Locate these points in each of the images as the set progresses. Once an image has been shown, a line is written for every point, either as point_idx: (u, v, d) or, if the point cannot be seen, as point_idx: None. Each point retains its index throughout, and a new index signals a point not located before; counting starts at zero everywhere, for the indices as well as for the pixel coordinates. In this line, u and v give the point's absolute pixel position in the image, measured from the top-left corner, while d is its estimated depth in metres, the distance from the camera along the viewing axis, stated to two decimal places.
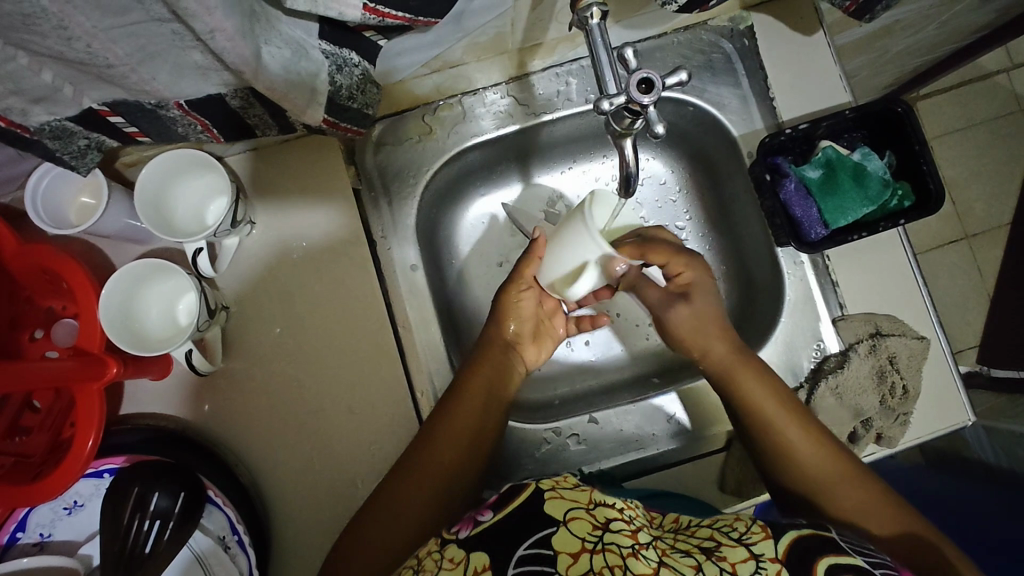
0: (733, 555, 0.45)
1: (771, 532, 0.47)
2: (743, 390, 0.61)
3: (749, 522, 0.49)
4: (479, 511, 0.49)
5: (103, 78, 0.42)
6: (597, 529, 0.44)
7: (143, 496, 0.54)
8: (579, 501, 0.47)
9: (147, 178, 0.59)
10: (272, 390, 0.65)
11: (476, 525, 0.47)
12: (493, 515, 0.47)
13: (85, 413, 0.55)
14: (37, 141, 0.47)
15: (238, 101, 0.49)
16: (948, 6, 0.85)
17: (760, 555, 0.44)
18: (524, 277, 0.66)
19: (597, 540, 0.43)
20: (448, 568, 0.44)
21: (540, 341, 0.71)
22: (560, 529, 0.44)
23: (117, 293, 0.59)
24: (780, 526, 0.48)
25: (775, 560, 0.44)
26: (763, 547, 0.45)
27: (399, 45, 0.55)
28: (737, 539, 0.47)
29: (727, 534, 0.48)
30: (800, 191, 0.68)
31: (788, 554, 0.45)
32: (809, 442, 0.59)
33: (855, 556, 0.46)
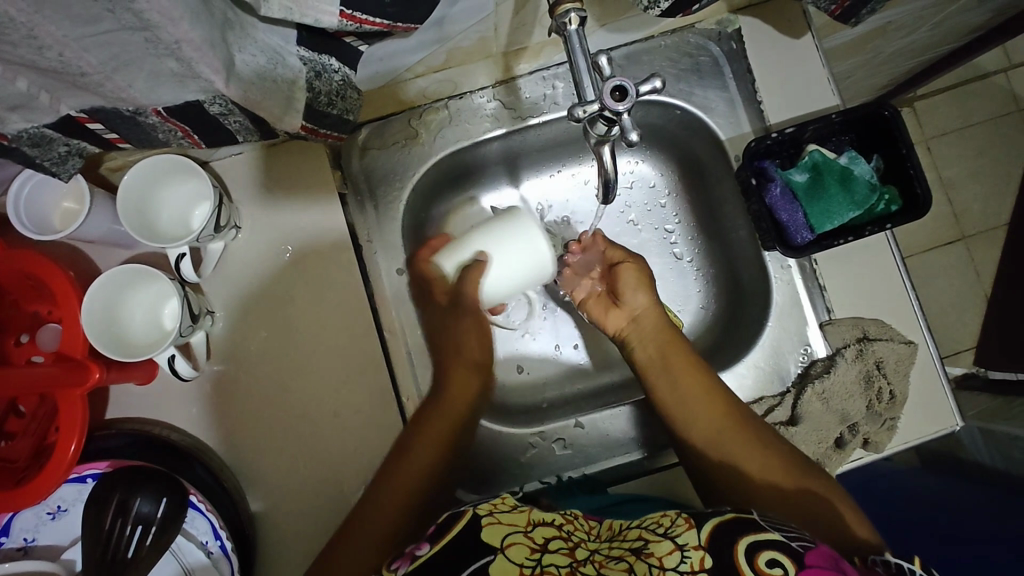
0: (660, 549, 0.44)
1: (694, 522, 0.47)
2: (671, 382, 0.64)
3: (673, 515, 0.48)
4: (417, 545, 0.49)
5: (78, 86, 0.42)
6: (535, 552, 0.46)
7: (125, 502, 0.54)
8: (517, 525, 0.49)
9: (130, 182, 0.59)
10: (257, 395, 0.65)
11: (414, 561, 0.47)
12: (430, 549, 0.47)
13: (66, 419, 0.54)
14: (16, 148, 0.47)
15: (217, 107, 0.49)
16: (942, 6, 0.84)
17: (683, 544, 0.44)
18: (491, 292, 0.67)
19: (534, 564, 0.45)
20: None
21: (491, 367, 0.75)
22: (498, 556, 0.45)
23: (100, 297, 0.59)
24: (703, 514, 0.48)
25: (698, 548, 0.44)
26: (686, 537, 0.45)
27: (381, 50, 0.55)
28: (663, 534, 0.46)
29: (654, 531, 0.47)
30: (785, 196, 0.68)
31: (711, 540, 0.44)
32: (710, 414, 0.62)
33: (773, 531, 0.46)
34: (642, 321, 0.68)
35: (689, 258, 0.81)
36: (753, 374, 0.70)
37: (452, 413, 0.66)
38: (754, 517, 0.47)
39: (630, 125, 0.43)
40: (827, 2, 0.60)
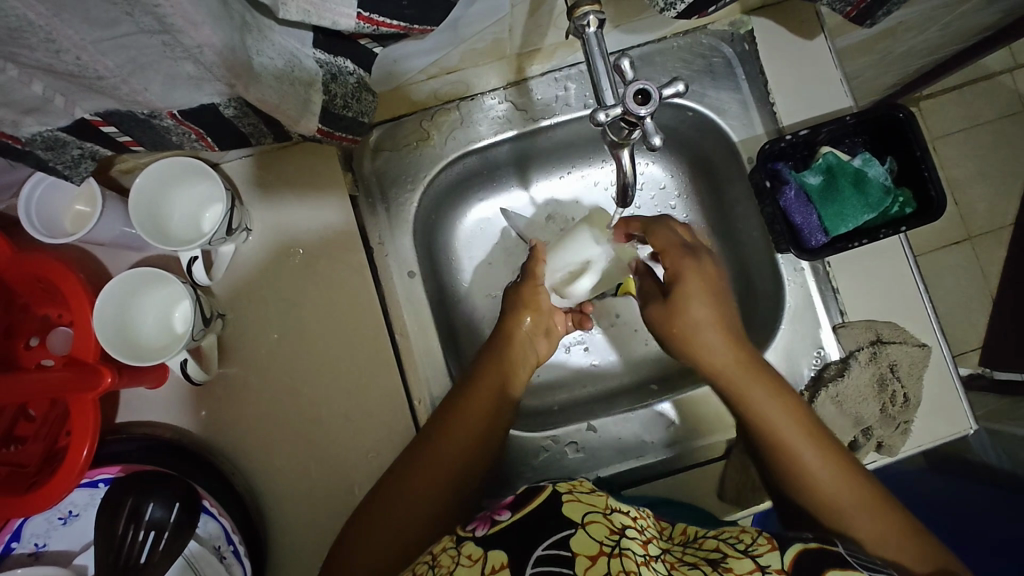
0: (740, 566, 0.45)
1: (777, 544, 0.47)
2: (766, 415, 0.59)
3: (753, 534, 0.49)
4: (496, 511, 0.49)
5: (94, 89, 0.41)
6: (614, 533, 0.45)
7: (138, 506, 0.54)
8: (595, 505, 0.48)
9: (141, 185, 0.59)
10: (269, 399, 0.65)
11: (494, 525, 0.48)
12: (512, 515, 0.48)
13: (79, 424, 0.54)
14: (29, 152, 0.46)
15: (232, 110, 0.48)
16: (952, 6, 0.84)
17: (765, 567, 0.44)
18: (536, 274, 0.69)
19: (614, 545, 0.43)
20: (466, 565, 0.44)
21: (551, 336, 0.71)
22: (579, 530, 0.45)
23: (111, 304, 0.58)
24: (785, 538, 0.48)
25: (780, 572, 0.44)
26: (768, 559, 0.45)
27: (395, 52, 0.54)
28: (742, 551, 0.47)
29: (733, 545, 0.48)
30: (800, 198, 0.67)
31: (795, 564, 0.45)
32: (825, 459, 0.57)
33: (862, 570, 0.46)
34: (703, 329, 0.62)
35: None
36: None
37: (484, 417, 0.61)
38: (839, 550, 0.48)
39: (653, 129, 0.43)
40: (842, 4, 0.59)
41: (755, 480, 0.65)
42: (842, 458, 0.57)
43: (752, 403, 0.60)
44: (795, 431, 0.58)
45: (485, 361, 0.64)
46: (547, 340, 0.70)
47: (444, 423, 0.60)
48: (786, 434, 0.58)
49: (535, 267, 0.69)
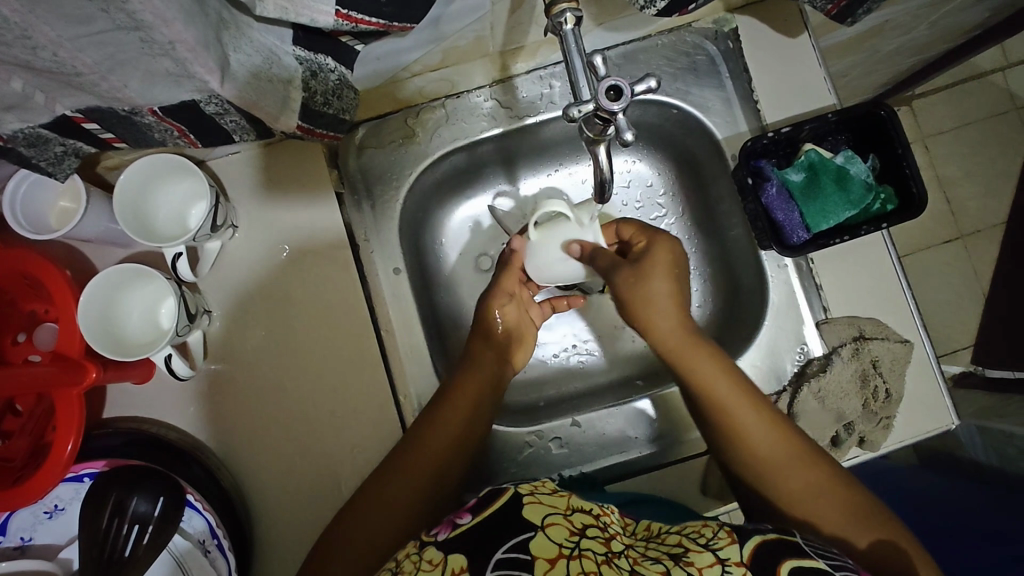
0: (701, 559, 0.46)
1: (736, 538, 0.48)
2: (707, 387, 0.60)
3: (715, 528, 0.50)
4: (458, 514, 0.49)
5: (74, 86, 0.42)
6: (574, 534, 0.46)
7: (121, 501, 0.54)
8: (557, 506, 0.49)
9: (126, 182, 0.59)
10: (255, 394, 0.65)
11: (455, 528, 0.48)
12: (472, 519, 0.48)
13: (63, 419, 0.54)
14: (11, 148, 0.47)
15: (213, 107, 0.49)
16: (938, 5, 0.84)
17: (725, 559, 0.45)
18: (502, 288, 0.69)
19: (574, 546, 0.45)
20: (426, 570, 0.45)
21: (523, 342, 0.71)
22: (538, 534, 0.46)
23: (96, 298, 0.59)
24: (745, 530, 0.49)
25: (740, 563, 0.45)
26: (729, 552, 0.46)
27: (377, 50, 0.55)
28: (704, 545, 0.47)
29: (695, 540, 0.49)
30: (782, 195, 0.68)
31: (754, 557, 0.45)
32: (768, 430, 0.57)
33: (817, 559, 0.47)
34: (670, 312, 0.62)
35: (686, 257, 0.81)
36: (749, 373, 0.70)
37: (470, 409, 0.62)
38: (796, 540, 0.48)
39: (625, 124, 0.43)
40: (822, 2, 0.60)
41: None
42: (796, 442, 0.57)
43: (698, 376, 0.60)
44: (751, 420, 0.58)
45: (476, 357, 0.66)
46: (522, 348, 0.71)
47: (432, 416, 0.61)
48: (742, 423, 0.58)
49: (501, 282, 0.70)
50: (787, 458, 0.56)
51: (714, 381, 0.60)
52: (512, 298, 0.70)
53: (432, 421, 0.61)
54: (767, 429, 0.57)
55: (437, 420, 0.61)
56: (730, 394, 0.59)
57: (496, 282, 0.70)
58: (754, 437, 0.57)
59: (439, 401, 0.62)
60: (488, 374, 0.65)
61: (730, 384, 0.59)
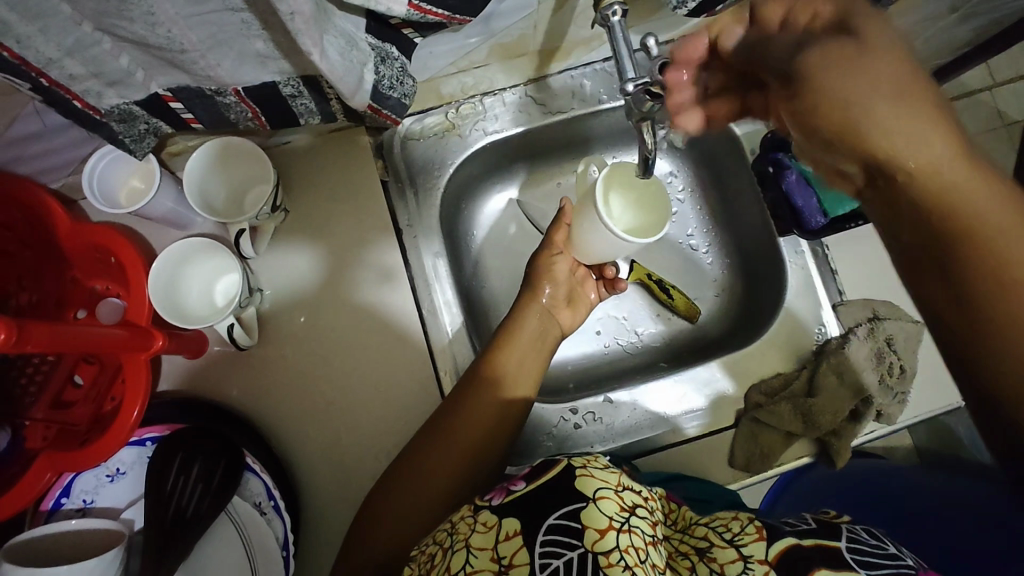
0: (723, 555, 0.47)
1: (766, 534, 0.47)
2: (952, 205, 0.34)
3: (744, 522, 0.50)
4: (511, 482, 0.50)
5: (172, 63, 0.46)
6: (624, 510, 0.46)
7: (187, 461, 0.58)
8: (608, 482, 0.48)
9: (195, 163, 0.63)
10: (304, 369, 0.68)
11: (509, 495, 0.48)
12: (525, 485, 0.48)
13: (131, 382, 0.58)
14: (105, 124, 0.51)
15: (289, 89, 0.53)
16: (932, 22, 0.92)
17: (748, 556, 0.45)
18: (554, 243, 0.74)
19: (624, 521, 0.45)
20: (482, 531, 0.46)
21: (574, 306, 0.76)
22: (589, 505, 0.45)
23: (164, 272, 0.62)
24: (779, 530, 0.48)
25: (763, 562, 0.45)
26: (753, 548, 0.46)
27: (435, 42, 0.60)
28: (729, 541, 0.48)
29: (721, 534, 0.49)
30: (800, 180, 0.72)
31: (780, 558, 0.45)
32: None
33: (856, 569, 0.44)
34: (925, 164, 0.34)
35: (705, 250, 0.86)
36: (770, 352, 0.74)
37: (508, 379, 0.64)
38: (837, 546, 0.46)
39: None
40: None
41: (764, 448, 0.70)
42: None
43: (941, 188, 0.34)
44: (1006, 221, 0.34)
45: (519, 325, 0.69)
46: (570, 310, 0.75)
47: (475, 386, 0.63)
48: (989, 232, 0.34)
49: (554, 236, 0.74)
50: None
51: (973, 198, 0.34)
52: (560, 254, 0.74)
53: (473, 388, 0.63)
54: None
55: (467, 405, 0.62)
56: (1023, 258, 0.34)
57: (548, 238, 0.75)
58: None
59: (465, 392, 0.63)
60: (524, 346, 0.68)
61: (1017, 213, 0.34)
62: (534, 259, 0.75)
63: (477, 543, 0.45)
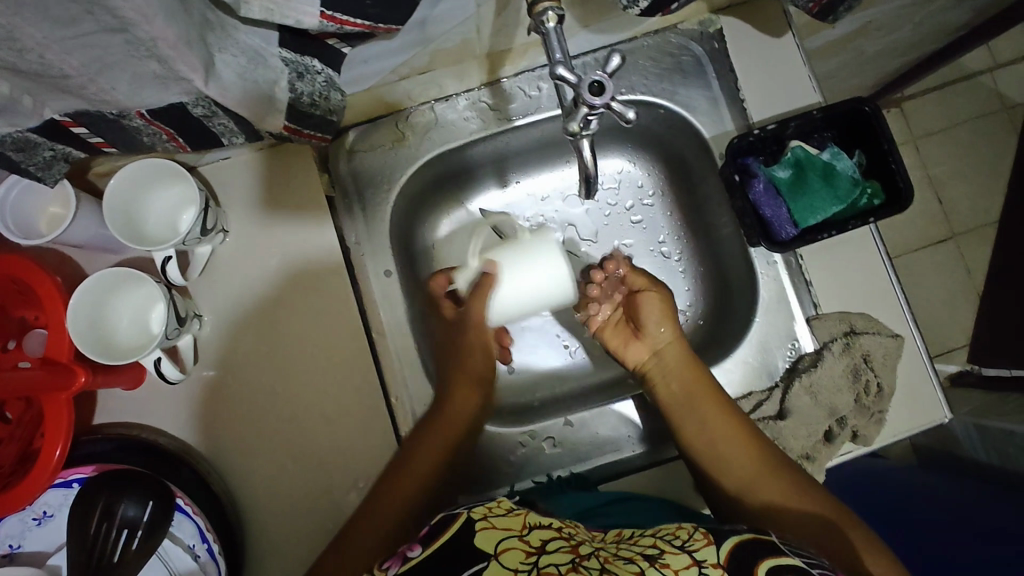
0: (676, 561, 0.45)
1: (712, 537, 0.47)
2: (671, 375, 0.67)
3: (689, 529, 0.48)
4: (410, 547, 0.48)
5: (60, 88, 0.42)
6: (532, 555, 0.45)
7: (110, 505, 0.53)
8: (512, 530, 0.48)
9: (115, 187, 0.59)
10: (245, 400, 0.65)
11: (407, 562, 0.46)
12: (423, 550, 0.47)
13: (51, 422, 0.55)
14: (0, 153, 0.47)
15: (200, 109, 0.49)
16: (921, 6, 0.86)
17: (702, 560, 0.44)
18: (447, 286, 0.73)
19: (532, 567, 0.44)
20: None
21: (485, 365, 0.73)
22: (493, 562, 0.44)
23: (86, 302, 0.58)
24: (721, 531, 0.48)
25: (716, 565, 0.44)
26: (704, 553, 0.45)
27: (365, 52, 0.56)
28: (680, 546, 0.46)
29: (670, 542, 0.47)
30: (769, 191, 0.67)
31: (729, 558, 0.45)
32: (717, 416, 0.63)
33: (793, 556, 0.46)
34: (663, 356, 0.68)
35: (676, 257, 0.82)
36: (741, 369, 0.70)
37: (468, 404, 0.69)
38: (773, 539, 0.48)
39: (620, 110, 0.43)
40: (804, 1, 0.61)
41: None
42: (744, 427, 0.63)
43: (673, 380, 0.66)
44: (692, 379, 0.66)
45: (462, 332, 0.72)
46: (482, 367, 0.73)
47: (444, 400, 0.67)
48: (679, 380, 0.66)
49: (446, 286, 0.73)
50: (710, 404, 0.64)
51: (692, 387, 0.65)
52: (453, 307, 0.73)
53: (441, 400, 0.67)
54: (733, 439, 0.62)
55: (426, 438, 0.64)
56: (713, 430, 0.63)
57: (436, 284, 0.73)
58: (726, 446, 0.61)
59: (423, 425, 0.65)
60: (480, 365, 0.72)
61: (697, 374, 0.66)
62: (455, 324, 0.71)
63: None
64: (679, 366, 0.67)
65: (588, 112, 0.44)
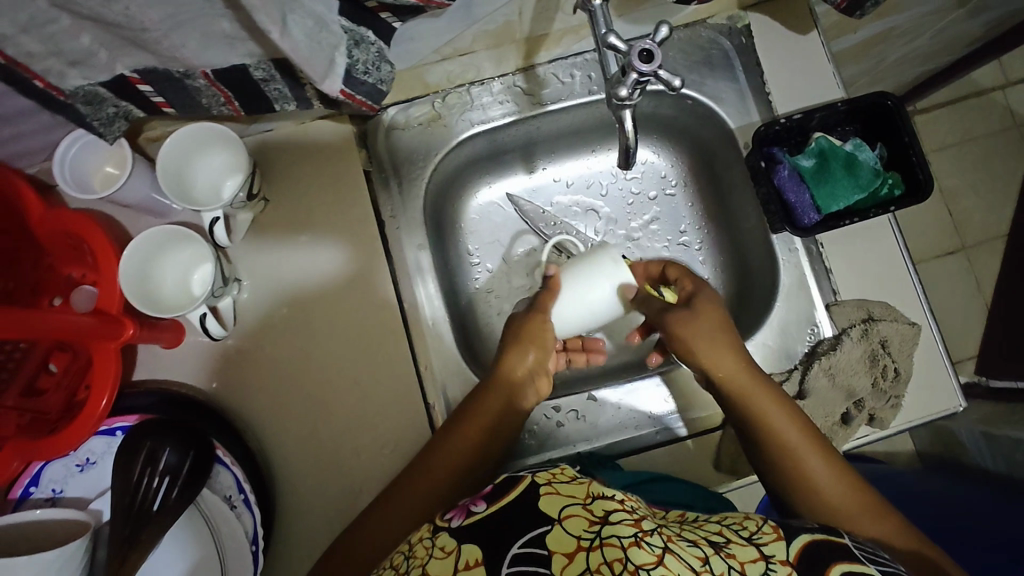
0: (743, 554, 0.44)
1: (782, 534, 0.48)
2: (743, 393, 0.62)
3: (759, 521, 0.49)
4: (473, 501, 0.49)
5: (136, 43, 0.45)
6: (594, 524, 0.43)
7: (153, 452, 0.56)
8: (576, 497, 0.46)
9: (169, 148, 0.61)
10: (280, 364, 0.67)
11: (469, 516, 0.47)
12: (487, 507, 0.47)
13: (100, 372, 0.57)
14: (70, 105, 0.50)
15: (260, 72, 0.52)
16: (940, 15, 0.89)
17: (771, 556, 0.44)
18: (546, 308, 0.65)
19: (595, 536, 0.42)
20: (439, 556, 0.44)
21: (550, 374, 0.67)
22: (557, 526, 0.43)
23: (136, 256, 0.60)
24: (791, 529, 0.49)
25: (785, 563, 0.44)
26: (773, 548, 0.45)
27: (413, 29, 0.59)
28: (747, 539, 0.46)
29: (737, 532, 0.47)
30: (794, 178, 0.69)
31: (799, 558, 0.45)
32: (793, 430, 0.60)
33: (867, 564, 0.46)
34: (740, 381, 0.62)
35: (697, 246, 0.84)
36: (761, 352, 0.71)
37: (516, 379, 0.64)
38: (843, 543, 0.48)
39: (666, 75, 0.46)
40: None
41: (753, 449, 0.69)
42: (816, 445, 0.60)
43: (746, 396, 0.62)
44: (766, 397, 0.61)
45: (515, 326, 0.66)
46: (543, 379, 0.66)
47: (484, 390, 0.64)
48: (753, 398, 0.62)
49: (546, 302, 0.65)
50: (782, 417, 0.61)
51: (765, 409, 0.61)
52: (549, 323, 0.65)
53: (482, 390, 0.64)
54: (810, 451, 0.59)
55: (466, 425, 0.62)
56: (794, 446, 0.59)
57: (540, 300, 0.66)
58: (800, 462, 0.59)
59: (460, 412, 0.63)
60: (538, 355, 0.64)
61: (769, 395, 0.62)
62: (524, 317, 0.66)
63: (435, 570, 0.43)
64: (743, 386, 0.62)
65: (637, 79, 0.46)
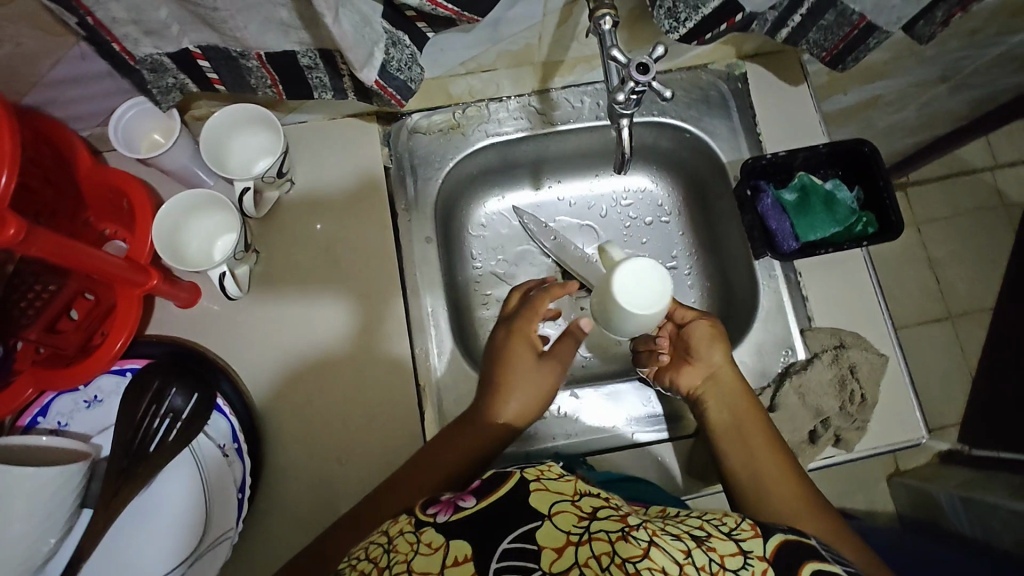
0: (723, 547, 0.43)
1: (759, 531, 0.45)
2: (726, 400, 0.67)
3: (737, 518, 0.47)
4: (460, 496, 0.46)
5: (205, 20, 0.52)
6: (583, 519, 0.42)
7: (161, 391, 0.60)
8: (564, 492, 0.44)
9: (212, 127, 0.68)
10: (283, 333, 0.71)
11: (457, 511, 0.44)
12: (476, 503, 0.45)
13: (122, 314, 0.62)
14: (138, 71, 0.57)
15: (306, 59, 0.59)
16: (924, 88, 0.98)
17: (748, 551, 0.43)
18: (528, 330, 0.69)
19: (583, 532, 0.41)
20: (425, 553, 0.42)
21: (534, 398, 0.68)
22: (546, 521, 0.42)
23: (170, 217, 0.66)
24: (767, 526, 0.46)
25: (762, 559, 0.43)
26: (751, 544, 0.44)
27: (442, 40, 0.66)
28: (727, 533, 0.44)
29: (717, 527, 0.45)
30: (776, 207, 0.76)
31: (777, 554, 0.43)
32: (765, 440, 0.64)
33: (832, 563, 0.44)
34: (720, 376, 0.68)
35: (686, 270, 0.89)
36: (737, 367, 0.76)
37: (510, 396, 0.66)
38: (811, 544, 0.45)
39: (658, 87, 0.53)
40: (818, 50, 0.72)
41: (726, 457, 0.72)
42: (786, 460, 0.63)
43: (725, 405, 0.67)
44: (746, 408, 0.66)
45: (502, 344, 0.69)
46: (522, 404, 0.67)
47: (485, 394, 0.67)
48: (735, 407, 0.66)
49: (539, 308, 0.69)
50: (759, 429, 0.65)
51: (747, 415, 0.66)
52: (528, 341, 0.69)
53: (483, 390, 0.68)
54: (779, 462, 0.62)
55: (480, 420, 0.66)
56: (765, 456, 0.63)
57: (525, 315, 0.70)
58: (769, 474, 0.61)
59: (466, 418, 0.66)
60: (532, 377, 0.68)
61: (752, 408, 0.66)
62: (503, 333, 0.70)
63: (420, 567, 0.41)
64: (736, 394, 0.67)
65: (633, 88, 0.53)
